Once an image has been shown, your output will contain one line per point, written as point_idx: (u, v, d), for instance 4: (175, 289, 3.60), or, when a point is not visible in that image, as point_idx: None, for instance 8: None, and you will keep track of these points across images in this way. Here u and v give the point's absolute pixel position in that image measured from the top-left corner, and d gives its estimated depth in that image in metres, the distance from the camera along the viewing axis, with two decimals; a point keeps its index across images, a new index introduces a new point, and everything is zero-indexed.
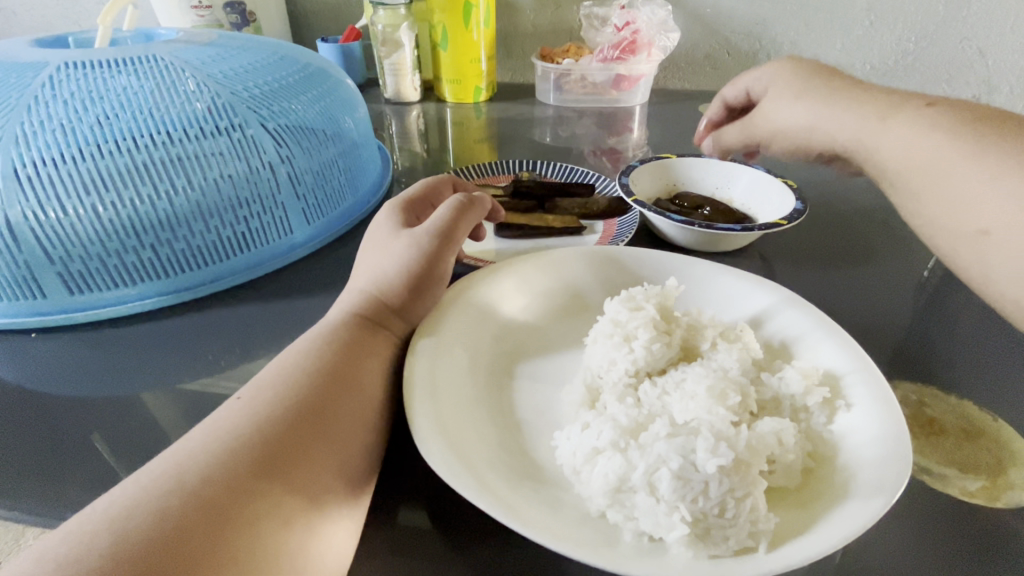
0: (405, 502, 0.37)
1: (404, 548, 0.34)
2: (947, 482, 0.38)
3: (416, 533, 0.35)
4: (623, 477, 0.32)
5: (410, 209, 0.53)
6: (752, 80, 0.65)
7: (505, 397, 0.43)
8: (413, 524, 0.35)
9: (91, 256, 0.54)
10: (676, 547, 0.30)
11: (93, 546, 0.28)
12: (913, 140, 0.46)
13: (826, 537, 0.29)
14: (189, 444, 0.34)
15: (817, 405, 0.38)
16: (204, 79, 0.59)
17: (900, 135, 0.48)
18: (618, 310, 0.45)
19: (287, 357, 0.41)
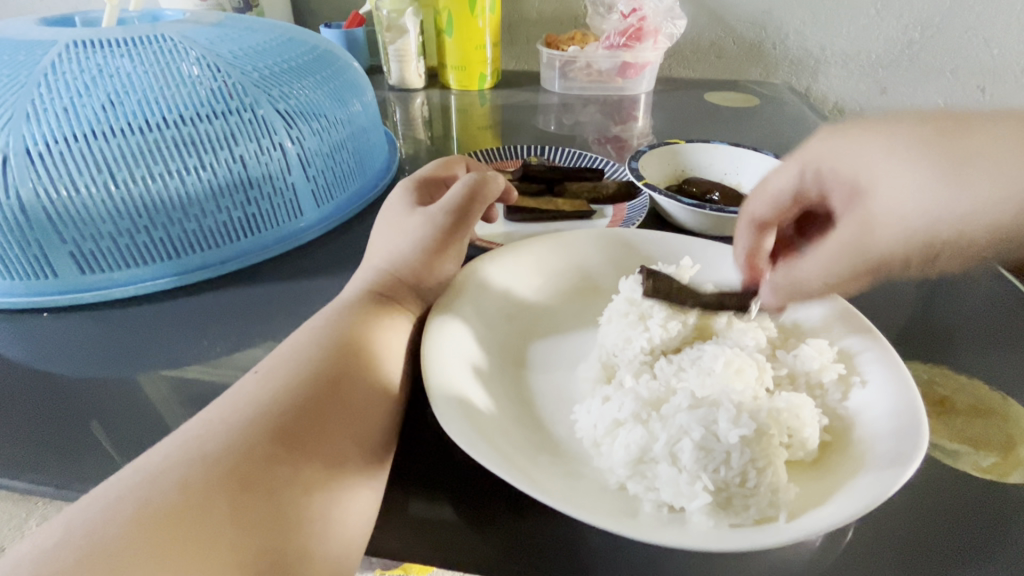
0: (419, 485, 0.37)
1: (421, 532, 0.34)
2: (959, 458, 0.38)
3: (434, 515, 0.35)
4: (645, 447, 0.33)
5: (423, 187, 0.53)
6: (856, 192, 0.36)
7: (521, 374, 0.43)
8: (429, 507, 0.35)
9: (103, 235, 0.54)
10: (698, 516, 0.30)
11: (120, 512, 0.29)
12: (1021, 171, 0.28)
13: (843, 508, 0.29)
14: (209, 415, 0.35)
15: (833, 381, 0.39)
16: (214, 59, 0.58)
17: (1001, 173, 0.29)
18: (633, 288, 0.46)
19: (305, 333, 0.41)
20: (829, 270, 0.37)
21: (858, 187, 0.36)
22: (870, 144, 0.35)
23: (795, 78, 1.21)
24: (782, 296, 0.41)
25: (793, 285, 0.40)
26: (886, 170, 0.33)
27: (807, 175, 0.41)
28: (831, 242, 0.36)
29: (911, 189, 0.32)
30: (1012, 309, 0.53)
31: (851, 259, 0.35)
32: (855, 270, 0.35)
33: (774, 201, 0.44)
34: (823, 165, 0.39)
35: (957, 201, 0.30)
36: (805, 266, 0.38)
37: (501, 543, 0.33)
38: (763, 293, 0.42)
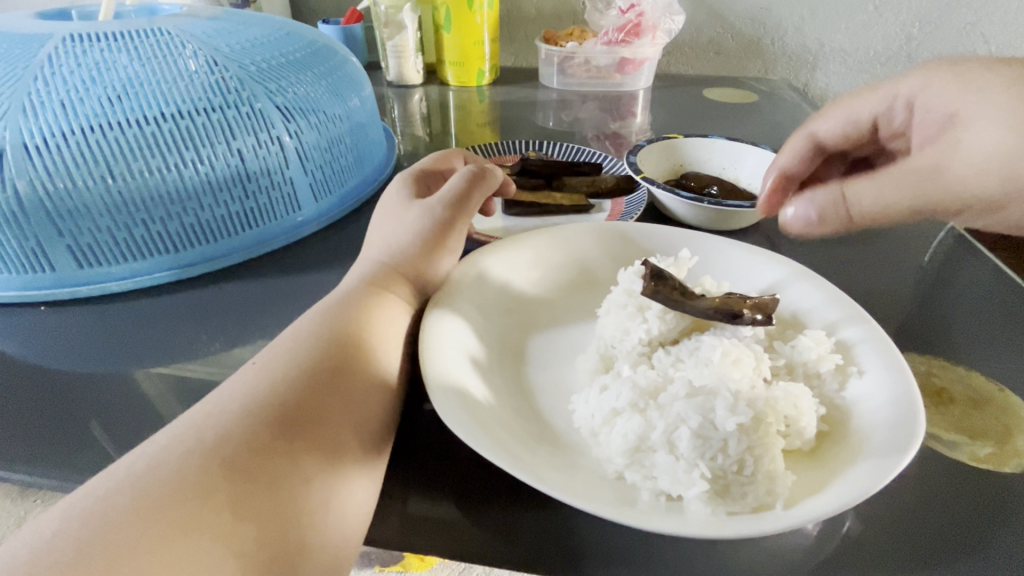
0: (418, 483, 0.36)
1: (420, 529, 0.34)
2: (956, 448, 0.38)
3: (433, 514, 0.34)
4: (643, 436, 0.33)
5: (421, 181, 0.53)
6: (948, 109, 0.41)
7: (519, 366, 0.44)
8: (429, 506, 0.35)
9: (100, 228, 0.54)
10: (695, 504, 0.30)
11: (119, 502, 0.28)
12: None
13: (841, 495, 0.29)
14: (207, 407, 0.35)
15: (830, 371, 0.39)
16: (211, 53, 0.58)
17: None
18: (631, 280, 0.46)
19: (303, 325, 0.41)
20: (891, 198, 0.40)
21: (953, 117, 0.40)
22: (974, 83, 0.40)
23: (794, 74, 1.21)
24: (827, 218, 0.43)
25: (843, 200, 0.42)
26: (986, 110, 0.38)
27: (897, 100, 0.46)
28: (892, 172, 0.40)
29: (996, 138, 0.36)
30: (1010, 301, 0.53)
31: (914, 188, 0.39)
32: (912, 190, 0.39)
33: (801, 155, 0.54)
34: (924, 88, 0.44)
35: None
36: (861, 185, 0.41)
37: (500, 533, 0.33)
38: (798, 211, 0.44)
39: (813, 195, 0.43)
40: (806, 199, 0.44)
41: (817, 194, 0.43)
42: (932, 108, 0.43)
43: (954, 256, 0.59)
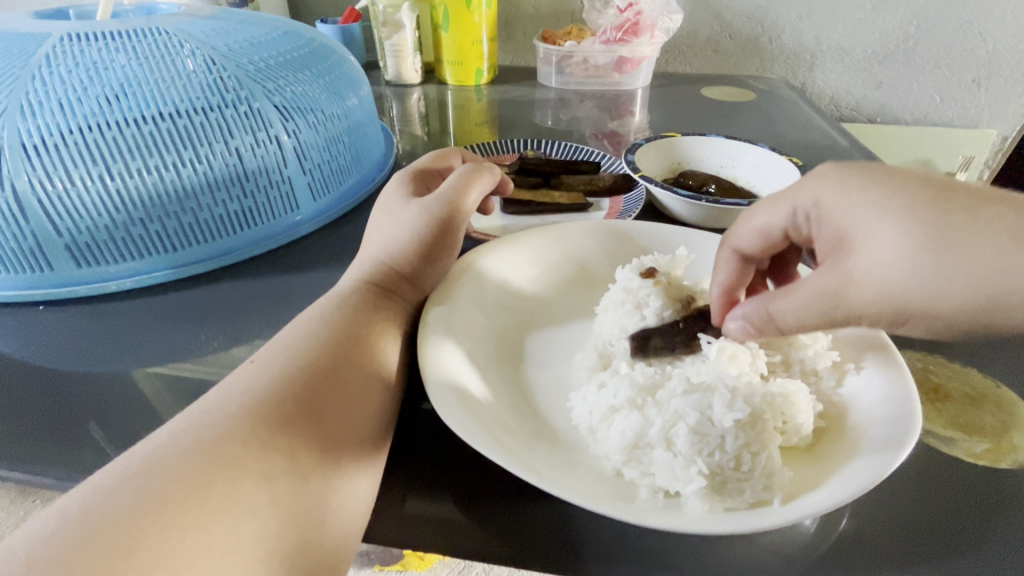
0: (417, 482, 0.36)
1: (420, 528, 0.34)
2: (953, 444, 0.38)
3: (432, 512, 0.34)
4: (640, 433, 0.33)
5: (420, 179, 0.53)
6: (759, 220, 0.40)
7: (518, 364, 0.44)
8: (428, 504, 0.35)
9: (98, 228, 0.54)
10: (693, 500, 0.31)
11: (117, 500, 0.28)
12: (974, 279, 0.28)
13: (839, 490, 0.29)
14: (205, 405, 0.35)
15: (827, 368, 0.39)
16: (209, 52, 0.58)
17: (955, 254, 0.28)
18: (629, 278, 0.46)
19: (302, 324, 0.41)
20: (801, 317, 0.34)
21: (845, 238, 0.33)
22: (862, 187, 0.33)
23: (792, 73, 1.22)
24: (761, 330, 0.37)
25: (770, 318, 0.36)
26: (879, 220, 0.31)
27: (800, 213, 0.37)
28: (794, 292, 0.34)
29: (896, 249, 0.30)
30: None
31: (823, 308, 0.33)
32: (823, 308, 0.33)
33: (761, 230, 0.40)
34: (835, 199, 0.34)
35: (913, 272, 0.29)
36: (779, 308, 0.35)
37: (498, 530, 0.33)
38: (732, 324, 0.39)
39: (745, 309, 0.37)
40: (737, 315, 0.38)
41: (749, 304, 0.37)
42: (829, 227, 0.34)
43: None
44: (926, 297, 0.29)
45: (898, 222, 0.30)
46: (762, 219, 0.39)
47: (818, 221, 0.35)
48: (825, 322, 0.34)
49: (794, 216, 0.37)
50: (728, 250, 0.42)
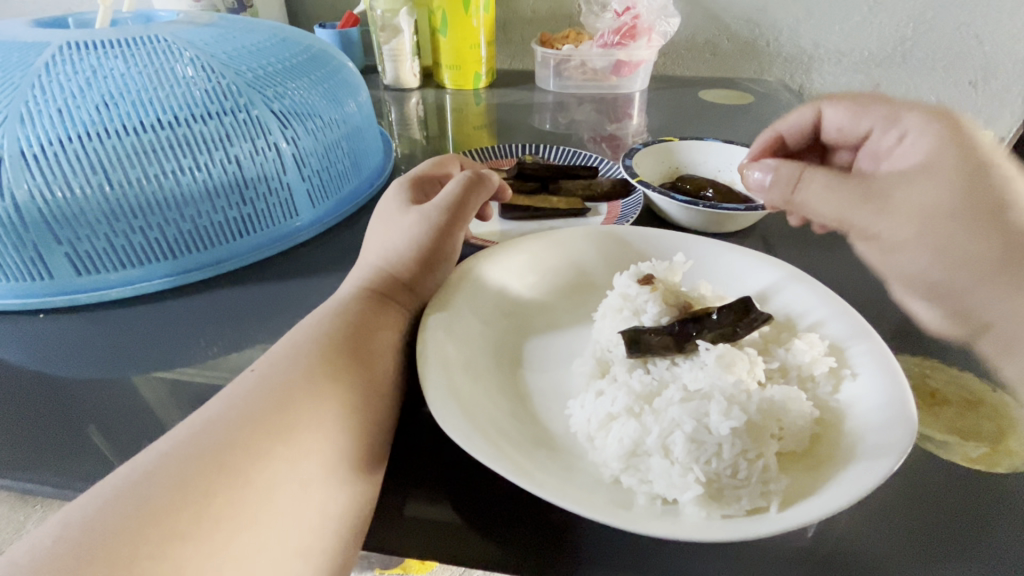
0: (416, 486, 0.37)
1: (420, 532, 0.34)
2: (949, 449, 0.38)
3: (431, 515, 0.35)
4: (638, 441, 0.34)
5: (418, 187, 0.54)
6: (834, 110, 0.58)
7: (516, 371, 0.44)
8: (427, 507, 0.35)
9: (98, 236, 0.54)
10: (690, 508, 0.31)
11: (118, 509, 0.28)
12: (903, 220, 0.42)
13: (836, 497, 0.30)
14: (206, 413, 0.35)
15: (824, 374, 0.39)
16: (208, 60, 0.59)
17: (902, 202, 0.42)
18: (627, 284, 0.46)
19: (301, 331, 0.41)
20: (825, 199, 0.45)
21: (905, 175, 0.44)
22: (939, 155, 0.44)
23: (790, 75, 1.22)
24: (776, 186, 0.49)
25: (800, 181, 0.47)
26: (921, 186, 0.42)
27: (894, 126, 0.51)
28: (838, 175, 0.45)
29: (938, 194, 0.42)
30: None
31: (854, 193, 0.44)
32: (852, 195, 0.44)
33: (802, 127, 0.60)
34: (916, 133, 0.48)
35: (946, 220, 0.41)
36: (815, 178, 0.46)
37: (496, 536, 0.34)
38: (758, 174, 0.51)
39: (777, 164, 0.49)
40: (767, 167, 0.50)
41: (783, 164, 0.49)
42: (908, 159, 0.48)
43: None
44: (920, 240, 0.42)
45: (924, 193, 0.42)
46: (840, 119, 0.57)
47: (889, 146, 0.52)
48: (836, 210, 0.45)
49: (873, 131, 0.54)
50: (773, 134, 0.62)
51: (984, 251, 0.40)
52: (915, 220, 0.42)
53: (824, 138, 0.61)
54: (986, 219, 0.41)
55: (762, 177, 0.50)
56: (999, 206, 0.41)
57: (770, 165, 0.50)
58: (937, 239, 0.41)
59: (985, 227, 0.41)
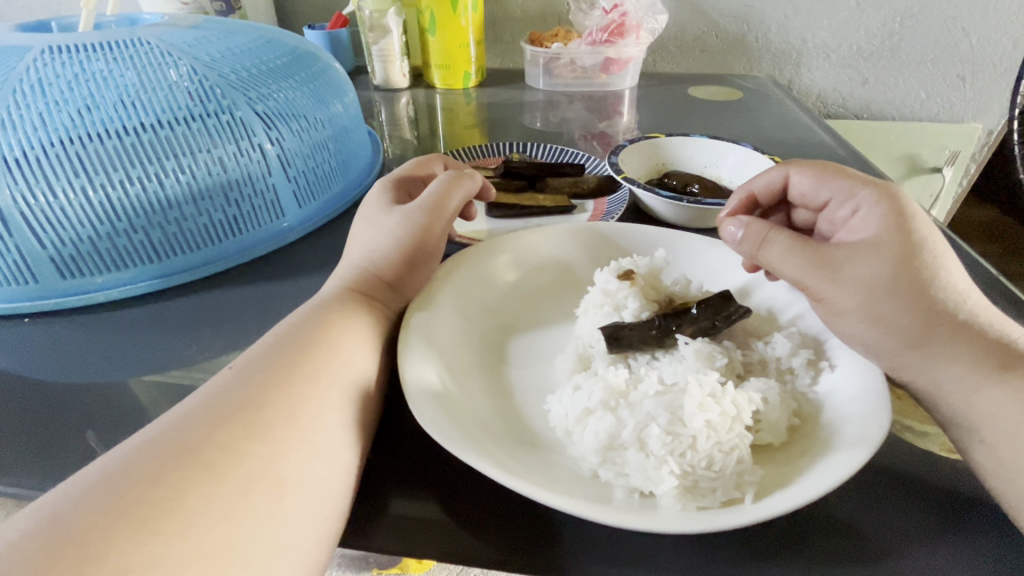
0: (399, 483, 0.37)
1: (401, 528, 0.35)
2: (928, 438, 0.38)
3: (414, 511, 0.35)
4: (614, 434, 0.34)
5: (401, 186, 0.54)
6: (805, 178, 0.47)
7: (498, 367, 0.44)
8: (410, 503, 0.36)
9: (82, 239, 0.54)
10: (666, 499, 0.31)
11: (91, 503, 0.29)
12: (866, 282, 0.37)
13: (810, 487, 0.30)
14: (182, 410, 0.35)
15: (802, 366, 0.40)
16: (192, 62, 0.59)
17: (863, 264, 0.38)
18: (607, 280, 0.46)
19: (281, 331, 0.41)
20: (785, 263, 0.41)
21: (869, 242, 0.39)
22: (906, 220, 0.40)
23: (778, 71, 1.22)
24: (744, 242, 0.43)
25: (766, 240, 0.42)
26: (882, 246, 0.38)
27: (848, 201, 0.43)
28: (800, 238, 0.41)
29: (884, 264, 0.38)
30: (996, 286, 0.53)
31: (810, 261, 0.40)
32: (808, 261, 0.40)
33: (774, 189, 0.50)
34: (868, 208, 0.41)
35: (886, 293, 0.37)
36: (779, 238, 0.41)
37: (476, 529, 0.34)
38: (731, 228, 0.44)
39: (750, 219, 0.43)
40: (742, 219, 0.43)
41: (755, 220, 0.43)
42: (855, 236, 0.41)
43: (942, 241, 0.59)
44: (875, 310, 0.37)
45: (888, 250, 0.38)
46: (804, 186, 0.47)
47: (843, 219, 0.44)
48: (796, 274, 0.41)
49: (831, 202, 0.45)
50: (745, 193, 0.51)
51: (918, 316, 0.37)
52: (860, 291, 0.37)
53: (794, 202, 0.50)
54: (917, 294, 0.37)
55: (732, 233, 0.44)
56: (929, 278, 0.38)
57: (746, 219, 0.43)
58: (877, 310, 0.37)
59: (915, 299, 0.37)
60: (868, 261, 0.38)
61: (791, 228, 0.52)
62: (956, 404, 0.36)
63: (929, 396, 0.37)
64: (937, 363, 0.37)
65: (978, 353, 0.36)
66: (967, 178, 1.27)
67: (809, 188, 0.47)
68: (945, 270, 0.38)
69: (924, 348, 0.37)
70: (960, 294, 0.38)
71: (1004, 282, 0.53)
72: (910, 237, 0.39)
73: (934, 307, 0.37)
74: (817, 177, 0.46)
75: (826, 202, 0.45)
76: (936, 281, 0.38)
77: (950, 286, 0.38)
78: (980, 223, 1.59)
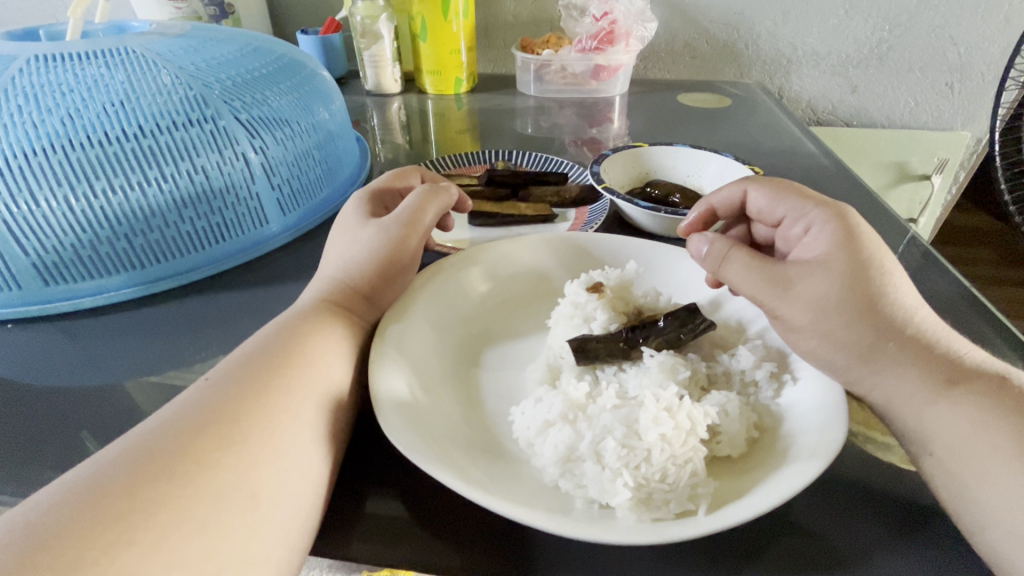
0: (370, 493, 0.38)
1: (372, 538, 0.35)
2: (889, 450, 0.39)
3: (385, 519, 0.36)
4: (572, 446, 0.35)
5: (378, 199, 0.54)
6: (762, 195, 0.48)
7: (469, 378, 0.45)
8: (381, 513, 0.37)
9: (65, 247, 0.55)
10: (622, 511, 0.32)
11: (60, 517, 0.29)
12: (824, 299, 0.38)
13: (760, 499, 0.31)
14: (153, 423, 0.35)
15: (765, 379, 0.40)
16: (176, 71, 0.59)
17: (821, 281, 0.39)
18: (577, 292, 0.47)
19: (255, 342, 0.42)
20: (744, 280, 0.42)
21: (826, 258, 0.40)
22: (864, 237, 0.41)
23: (768, 78, 1.23)
24: (708, 258, 0.44)
25: (727, 257, 0.43)
26: (839, 264, 0.39)
27: (801, 219, 0.44)
28: (759, 255, 0.42)
29: (841, 280, 0.39)
30: (968, 296, 0.54)
31: (766, 278, 0.41)
32: (763, 279, 0.41)
33: (733, 204, 0.50)
34: (819, 227, 0.42)
35: (841, 310, 0.38)
36: (739, 256, 0.42)
37: (442, 538, 0.35)
38: (697, 243, 0.45)
39: (715, 235, 0.44)
40: (707, 236, 0.44)
41: (719, 237, 0.44)
42: (806, 254, 0.42)
43: (917, 253, 0.60)
44: (834, 329, 0.38)
45: (847, 267, 0.39)
46: (760, 203, 0.48)
47: (796, 237, 0.45)
48: (754, 291, 0.41)
49: (785, 219, 0.46)
50: (705, 207, 0.52)
51: (875, 333, 0.38)
52: (814, 309, 0.38)
53: (751, 217, 0.51)
54: (873, 310, 0.38)
55: (697, 248, 0.45)
56: (883, 295, 0.39)
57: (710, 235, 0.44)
58: (833, 327, 0.38)
59: (867, 316, 0.38)
60: (826, 276, 0.39)
61: (751, 241, 0.53)
62: (909, 417, 0.37)
63: (885, 409, 0.38)
64: (889, 378, 0.37)
65: (932, 367, 0.37)
66: (955, 186, 1.29)
67: (765, 204, 0.48)
68: (901, 286, 0.39)
69: (883, 362, 0.38)
70: (919, 310, 0.39)
71: (972, 294, 0.54)
72: (867, 255, 0.40)
73: (889, 323, 0.38)
74: (773, 194, 0.47)
75: (781, 219, 0.47)
76: (892, 297, 0.39)
77: (903, 302, 0.39)
78: (969, 230, 1.61)
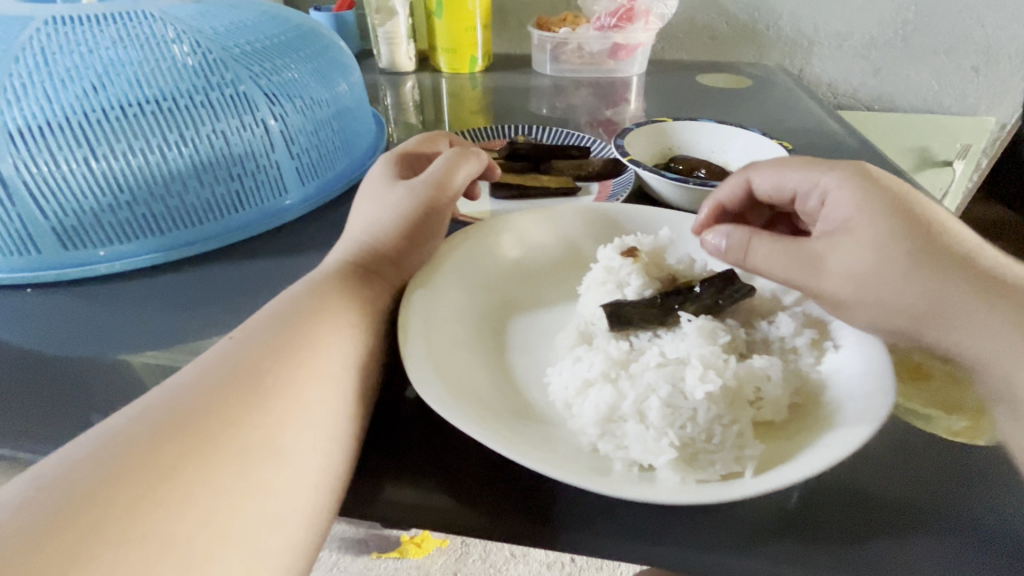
0: (389, 476, 0.36)
1: (399, 512, 0.34)
2: (931, 421, 0.38)
3: (407, 500, 0.34)
4: (614, 406, 0.34)
5: (405, 162, 0.53)
6: (767, 177, 0.47)
7: (499, 343, 0.44)
8: (402, 494, 0.35)
9: (85, 211, 0.54)
10: (665, 471, 0.31)
11: (90, 471, 0.28)
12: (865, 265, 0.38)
13: (810, 462, 0.30)
14: (180, 381, 0.35)
15: (805, 346, 0.39)
16: (195, 35, 0.58)
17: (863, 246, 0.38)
18: (611, 257, 0.46)
19: (280, 303, 0.41)
20: (776, 265, 0.41)
21: (870, 222, 0.39)
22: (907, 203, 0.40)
23: (790, 59, 1.20)
24: (730, 251, 0.42)
25: (749, 247, 0.42)
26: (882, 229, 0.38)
27: (814, 189, 0.43)
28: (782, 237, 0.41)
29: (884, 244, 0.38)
30: None
31: (797, 261, 0.40)
32: (794, 261, 0.40)
33: (739, 195, 0.49)
34: (835, 190, 0.41)
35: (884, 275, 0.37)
36: (762, 242, 0.41)
37: (474, 505, 0.34)
38: (711, 240, 0.44)
39: (729, 227, 0.43)
40: (720, 230, 0.43)
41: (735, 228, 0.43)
42: (832, 219, 0.41)
43: None
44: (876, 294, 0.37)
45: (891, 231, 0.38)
46: (768, 183, 0.47)
47: (816, 208, 0.44)
48: (786, 274, 0.41)
49: (799, 193, 0.45)
50: (712, 205, 0.50)
51: (920, 299, 0.37)
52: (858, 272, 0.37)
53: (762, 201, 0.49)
54: (919, 275, 0.37)
55: (711, 244, 0.44)
56: (929, 260, 0.37)
57: (723, 228, 0.43)
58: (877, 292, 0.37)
59: (913, 281, 0.37)
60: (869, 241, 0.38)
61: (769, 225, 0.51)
62: None
63: None
64: None
65: (980, 333, 0.36)
66: (977, 172, 1.25)
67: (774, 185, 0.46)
68: (947, 251, 0.38)
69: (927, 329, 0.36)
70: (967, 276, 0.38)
71: None
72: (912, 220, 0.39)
73: (936, 288, 0.37)
74: (779, 174, 0.46)
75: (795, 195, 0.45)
76: (938, 263, 0.38)
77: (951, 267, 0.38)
78: None
